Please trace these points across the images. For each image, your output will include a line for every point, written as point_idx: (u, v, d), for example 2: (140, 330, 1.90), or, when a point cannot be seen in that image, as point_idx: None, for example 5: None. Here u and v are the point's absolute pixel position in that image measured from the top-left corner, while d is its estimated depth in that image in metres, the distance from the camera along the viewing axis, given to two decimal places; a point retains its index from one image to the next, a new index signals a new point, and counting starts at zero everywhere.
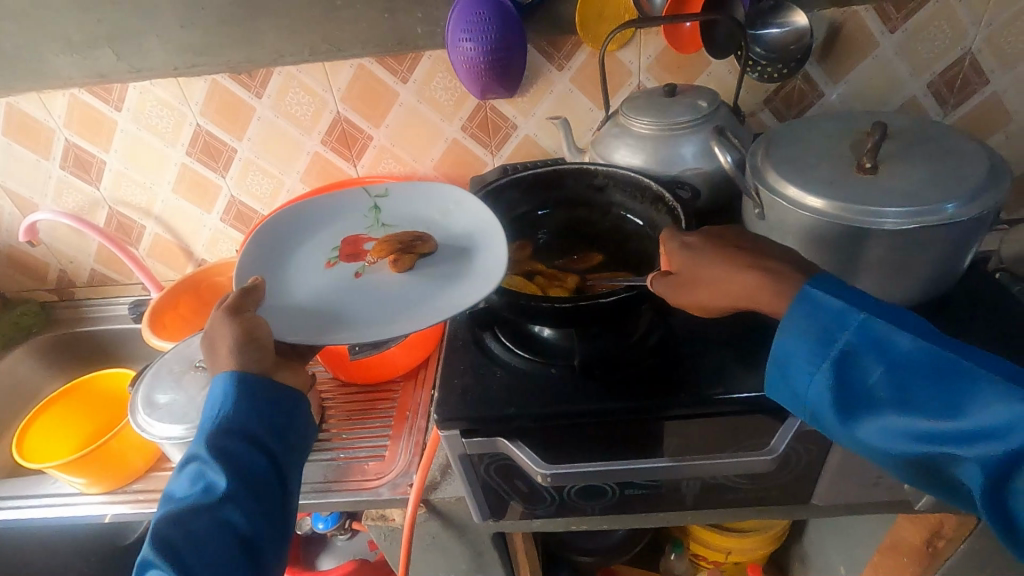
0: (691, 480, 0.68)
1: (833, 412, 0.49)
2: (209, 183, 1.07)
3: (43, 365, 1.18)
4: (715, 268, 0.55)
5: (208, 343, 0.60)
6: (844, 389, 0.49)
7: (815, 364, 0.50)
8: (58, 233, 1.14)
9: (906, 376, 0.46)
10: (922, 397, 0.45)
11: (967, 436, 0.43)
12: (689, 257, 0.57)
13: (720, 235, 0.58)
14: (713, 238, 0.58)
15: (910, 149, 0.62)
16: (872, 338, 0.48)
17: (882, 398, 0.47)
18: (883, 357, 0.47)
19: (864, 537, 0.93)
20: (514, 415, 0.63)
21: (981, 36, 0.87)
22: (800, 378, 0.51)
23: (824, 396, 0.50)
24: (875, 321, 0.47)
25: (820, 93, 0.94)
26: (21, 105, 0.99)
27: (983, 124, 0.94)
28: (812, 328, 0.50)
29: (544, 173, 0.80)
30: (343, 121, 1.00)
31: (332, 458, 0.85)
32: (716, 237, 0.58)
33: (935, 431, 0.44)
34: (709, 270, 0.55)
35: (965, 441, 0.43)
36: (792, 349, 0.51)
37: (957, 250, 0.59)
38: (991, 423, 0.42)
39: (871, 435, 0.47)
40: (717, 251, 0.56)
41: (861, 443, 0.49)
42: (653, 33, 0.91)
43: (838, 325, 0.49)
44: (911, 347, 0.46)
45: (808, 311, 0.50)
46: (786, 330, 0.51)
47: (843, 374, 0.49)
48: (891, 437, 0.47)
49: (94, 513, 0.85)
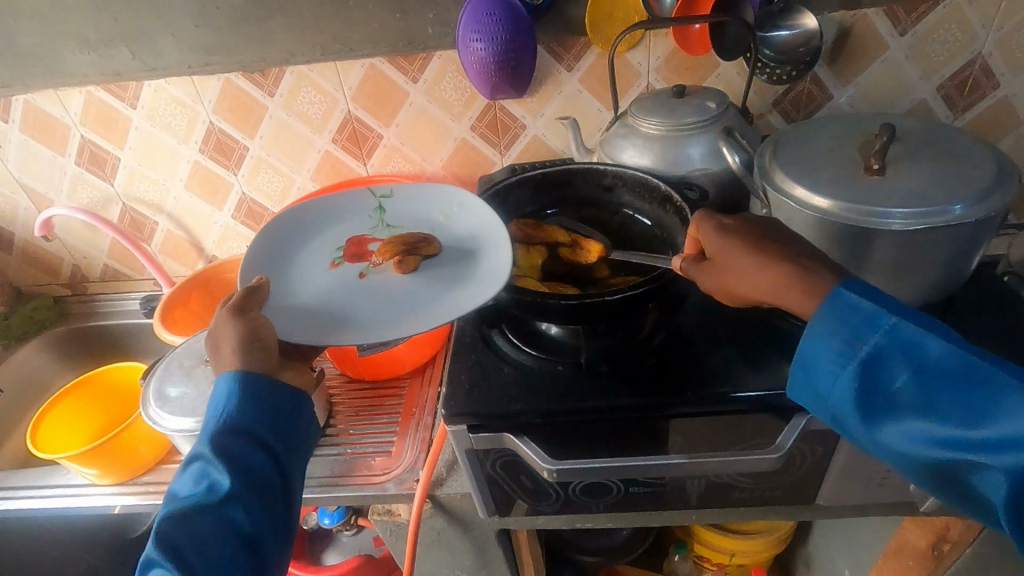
0: (696, 478, 0.68)
1: (855, 413, 0.50)
2: (221, 180, 1.08)
3: (56, 358, 1.20)
4: (739, 256, 0.56)
5: (212, 342, 0.60)
6: (869, 391, 0.49)
7: (840, 364, 0.50)
8: (72, 229, 1.15)
9: (932, 381, 0.46)
10: (946, 404, 0.45)
11: (990, 445, 0.43)
12: (719, 244, 0.57)
13: (753, 223, 0.57)
14: (747, 224, 0.57)
15: (918, 151, 0.62)
16: (901, 342, 0.47)
17: (906, 402, 0.47)
18: (910, 361, 0.47)
19: (870, 540, 0.93)
20: (521, 411, 0.64)
21: (992, 39, 0.87)
22: (824, 378, 0.52)
23: (847, 398, 0.50)
24: (905, 325, 0.47)
25: (829, 95, 0.94)
26: (38, 102, 1.01)
27: (992, 127, 0.93)
28: (839, 329, 0.50)
29: (552, 173, 0.81)
30: (354, 120, 1.01)
31: (339, 453, 0.86)
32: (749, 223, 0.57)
33: (958, 438, 0.44)
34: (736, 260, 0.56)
35: (987, 449, 0.43)
36: (817, 349, 0.52)
37: (965, 252, 0.59)
38: (1015, 433, 0.42)
39: (893, 437, 0.48)
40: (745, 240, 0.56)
41: (882, 446, 0.49)
42: (662, 35, 0.91)
43: (866, 327, 0.49)
44: (940, 354, 0.46)
45: (837, 312, 0.50)
46: (814, 330, 0.51)
47: (869, 376, 0.49)
48: (912, 441, 0.47)
49: (105, 505, 0.87)
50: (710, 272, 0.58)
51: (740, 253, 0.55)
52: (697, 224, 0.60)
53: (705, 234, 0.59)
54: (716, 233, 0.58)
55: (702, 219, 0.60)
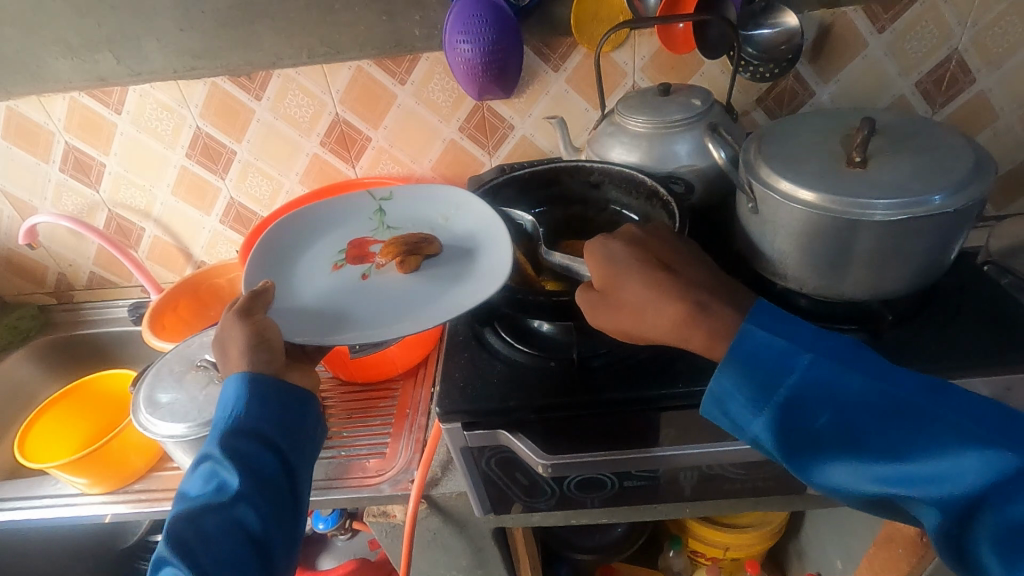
0: (688, 471, 0.69)
1: (784, 455, 0.50)
2: (208, 184, 1.07)
3: (43, 369, 1.18)
4: (633, 284, 0.55)
5: (220, 344, 0.61)
6: (792, 431, 0.50)
7: (758, 406, 0.51)
8: (57, 237, 1.14)
9: (857, 418, 0.47)
10: (872, 441, 0.47)
11: (922, 478, 0.45)
12: (610, 273, 0.57)
13: (653, 245, 0.59)
14: (634, 246, 0.58)
15: (899, 143, 0.64)
16: (823, 379, 0.48)
17: (831, 441, 0.48)
18: (830, 399, 0.48)
19: (861, 531, 0.94)
20: (515, 407, 0.64)
21: (967, 36, 0.89)
22: (743, 419, 0.52)
23: (770, 439, 0.51)
24: (820, 362, 0.49)
25: (811, 92, 0.96)
26: (21, 109, 1.00)
27: (970, 122, 0.96)
28: (754, 372, 0.50)
29: (541, 171, 0.83)
30: (341, 123, 1.01)
31: (332, 456, 0.86)
32: (639, 246, 0.58)
33: (890, 474, 0.46)
34: (629, 292, 0.55)
35: (921, 482, 0.45)
36: (733, 392, 0.52)
37: (946, 242, 0.60)
38: (947, 467, 0.44)
39: (824, 476, 0.49)
40: (638, 265, 0.56)
41: (813, 481, 0.50)
42: (647, 34, 0.93)
43: (784, 368, 0.50)
44: (861, 389, 0.47)
45: (749, 354, 0.51)
46: (736, 372, 0.51)
47: (790, 417, 0.50)
48: (844, 478, 0.48)
49: (95, 514, 0.86)
50: (605, 307, 0.56)
51: (634, 281, 0.55)
52: (586, 251, 0.59)
53: (594, 261, 0.58)
54: (605, 258, 0.58)
55: (590, 245, 0.59)
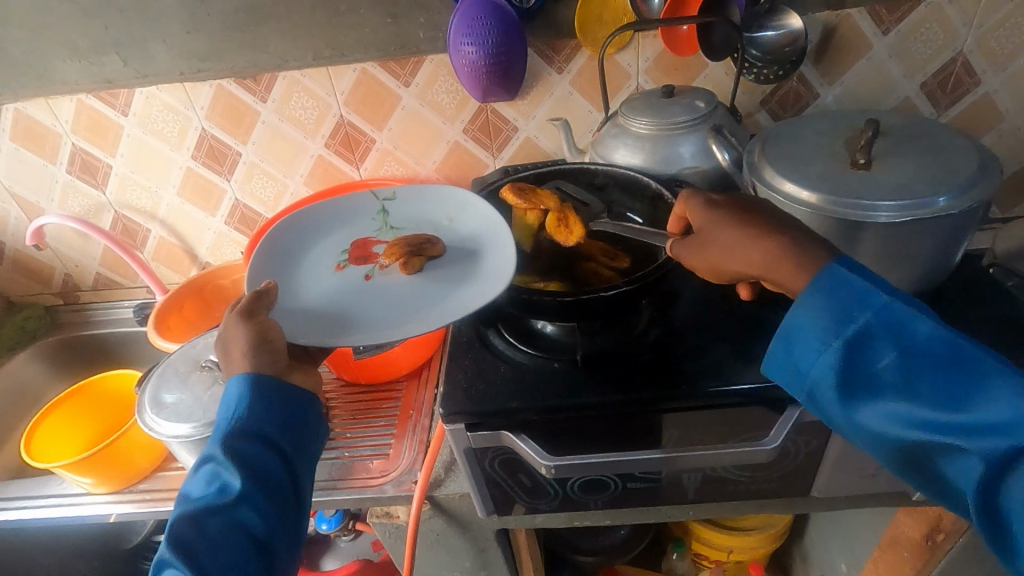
0: (692, 473, 0.69)
1: (835, 393, 0.49)
2: (214, 186, 1.08)
3: (49, 369, 1.19)
4: (721, 231, 0.57)
5: (223, 345, 0.61)
6: (851, 369, 0.49)
7: (823, 340, 0.50)
8: (64, 238, 1.15)
9: (922, 363, 0.46)
10: (931, 389, 0.45)
11: (968, 429, 0.43)
12: (703, 217, 0.59)
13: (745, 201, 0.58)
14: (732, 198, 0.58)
15: (904, 145, 0.64)
16: (891, 320, 0.47)
17: (889, 382, 0.47)
18: (900, 341, 0.47)
19: (866, 535, 0.94)
20: (519, 408, 0.64)
21: (972, 37, 0.89)
22: (805, 354, 0.51)
23: (828, 375, 0.50)
24: (897, 305, 0.47)
25: (815, 94, 0.96)
26: (29, 111, 1.01)
27: (975, 124, 0.95)
28: (829, 304, 0.49)
29: (545, 174, 0.83)
30: (346, 125, 1.01)
31: (336, 457, 0.86)
32: (737, 199, 0.58)
33: (939, 423, 0.44)
34: (719, 237, 0.57)
35: (969, 435, 0.43)
36: (801, 324, 0.51)
37: (951, 243, 0.60)
38: (1000, 423, 0.42)
39: (873, 418, 0.48)
40: (728, 216, 0.57)
41: (859, 425, 0.49)
42: (650, 36, 0.93)
43: (857, 305, 0.48)
44: (928, 334, 0.46)
45: (829, 285, 0.50)
46: (800, 307, 0.51)
47: (854, 354, 0.48)
48: (890, 423, 0.47)
49: (100, 513, 0.86)
50: (694, 249, 0.59)
51: (722, 229, 0.56)
52: (683, 200, 0.62)
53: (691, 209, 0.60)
54: (701, 208, 0.59)
55: (689, 193, 0.62)
